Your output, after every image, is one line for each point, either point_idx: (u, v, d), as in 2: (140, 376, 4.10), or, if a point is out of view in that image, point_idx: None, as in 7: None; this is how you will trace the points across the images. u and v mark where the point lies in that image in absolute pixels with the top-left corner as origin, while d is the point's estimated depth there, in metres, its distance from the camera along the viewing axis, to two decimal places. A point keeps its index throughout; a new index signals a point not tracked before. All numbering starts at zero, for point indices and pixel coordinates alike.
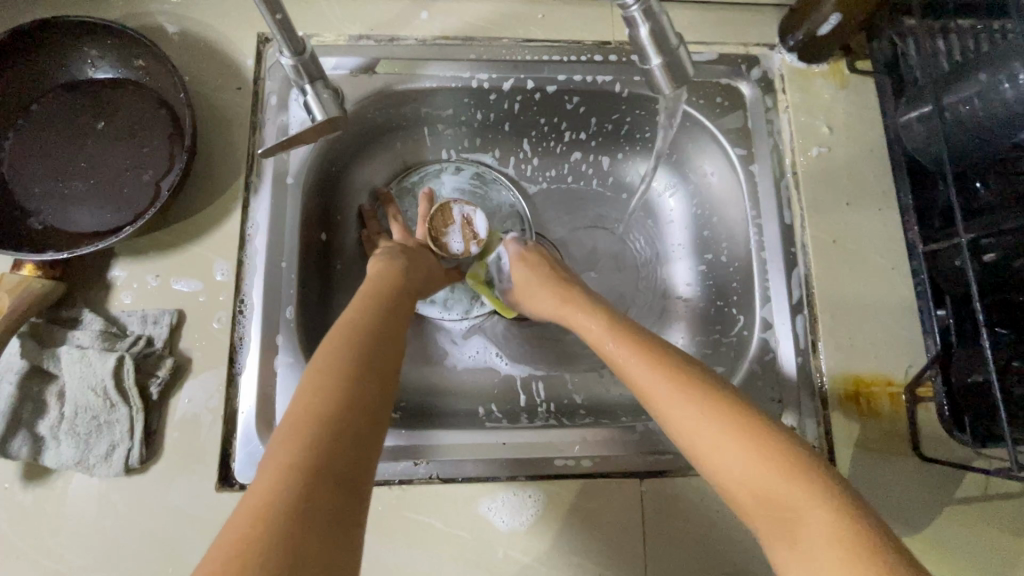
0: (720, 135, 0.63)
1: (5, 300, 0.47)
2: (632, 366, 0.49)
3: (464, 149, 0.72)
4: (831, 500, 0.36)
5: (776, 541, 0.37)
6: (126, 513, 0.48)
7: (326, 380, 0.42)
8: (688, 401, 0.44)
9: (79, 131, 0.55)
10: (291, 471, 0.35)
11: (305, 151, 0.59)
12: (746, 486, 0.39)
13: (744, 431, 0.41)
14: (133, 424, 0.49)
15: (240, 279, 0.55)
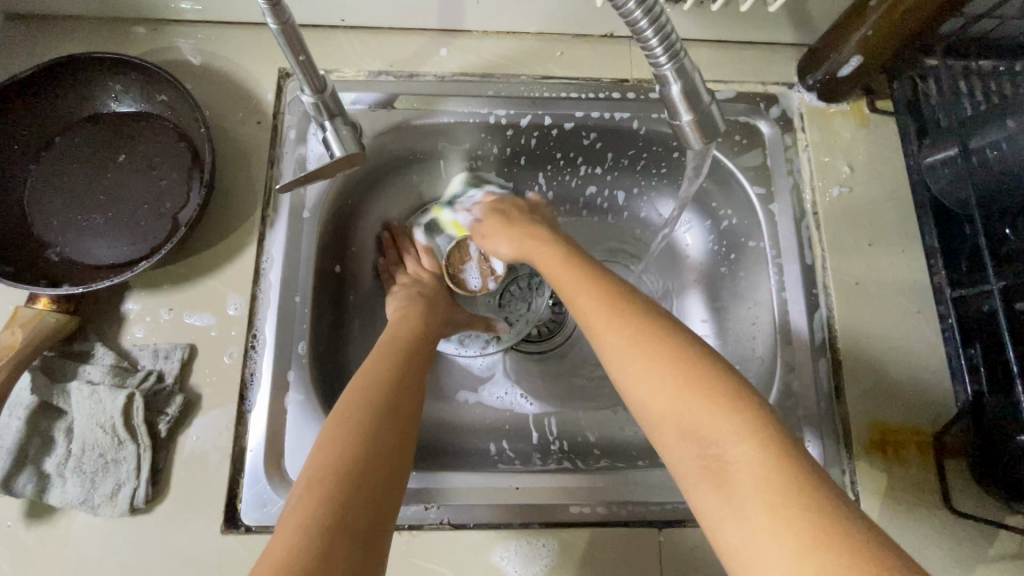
0: (739, 173, 0.62)
1: (18, 335, 0.46)
2: (582, 288, 0.47)
3: (480, 182, 0.72)
4: (766, 442, 0.35)
5: (703, 483, 0.35)
6: (130, 554, 0.47)
7: (345, 427, 0.42)
8: (629, 337, 0.41)
9: (99, 163, 0.56)
10: (309, 530, 0.35)
11: (322, 185, 0.59)
12: (675, 423, 0.37)
13: (686, 372, 0.39)
14: (140, 463, 0.48)
15: (253, 314, 0.54)
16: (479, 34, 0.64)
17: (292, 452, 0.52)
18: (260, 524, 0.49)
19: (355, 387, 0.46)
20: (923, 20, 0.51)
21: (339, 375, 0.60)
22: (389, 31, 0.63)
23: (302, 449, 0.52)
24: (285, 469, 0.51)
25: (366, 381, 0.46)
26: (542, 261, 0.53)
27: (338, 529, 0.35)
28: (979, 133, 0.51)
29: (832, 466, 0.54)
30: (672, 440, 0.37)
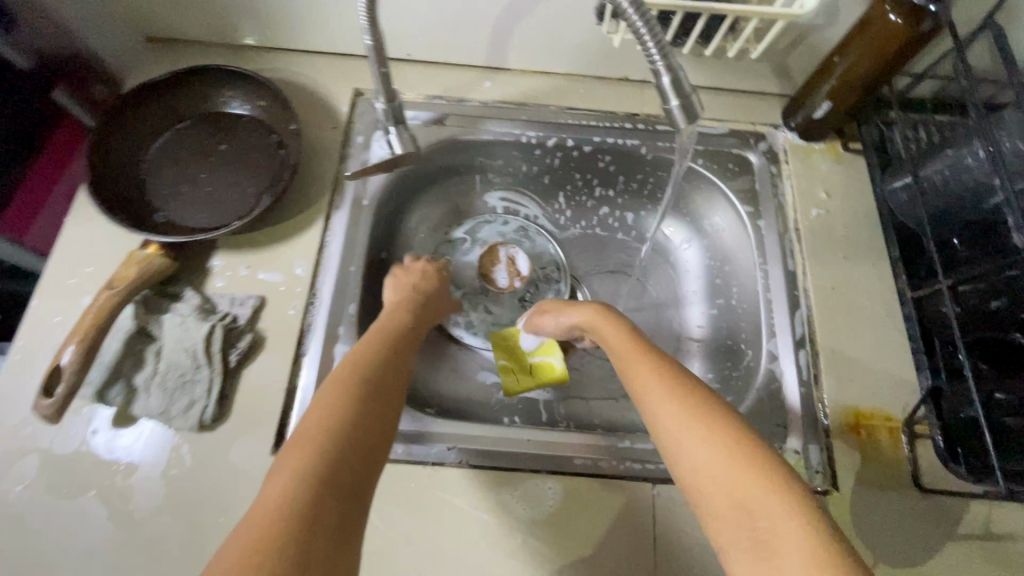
0: (732, 194, 0.73)
1: (132, 270, 0.57)
2: (644, 375, 0.52)
3: (510, 200, 0.85)
4: (812, 528, 0.38)
5: (747, 558, 0.38)
6: (193, 462, 0.55)
7: (339, 402, 0.46)
8: (688, 424, 0.46)
9: (204, 150, 0.69)
10: (306, 481, 0.38)
11: (379, 181, 0.71)
12: (726, 501, 0.41)
13: (741, 458, 0.42)
14: (212, 385, 0.56)
15: (314, 277, 0.64)
16: (517, 73, 0.78)
17: None
18: None
19: (343, 372, 0.50)
20: (876, 73, 0.63)
21: None
22: (445, 65, 0.77)
23: None
24: None
25: (355, 367, 0.51)
26: (613, 348, 0.58)
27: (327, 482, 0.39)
28: (927, 163, 0.62)
29: (811, 443, 0.60)
30: (721, 521, 0.41)
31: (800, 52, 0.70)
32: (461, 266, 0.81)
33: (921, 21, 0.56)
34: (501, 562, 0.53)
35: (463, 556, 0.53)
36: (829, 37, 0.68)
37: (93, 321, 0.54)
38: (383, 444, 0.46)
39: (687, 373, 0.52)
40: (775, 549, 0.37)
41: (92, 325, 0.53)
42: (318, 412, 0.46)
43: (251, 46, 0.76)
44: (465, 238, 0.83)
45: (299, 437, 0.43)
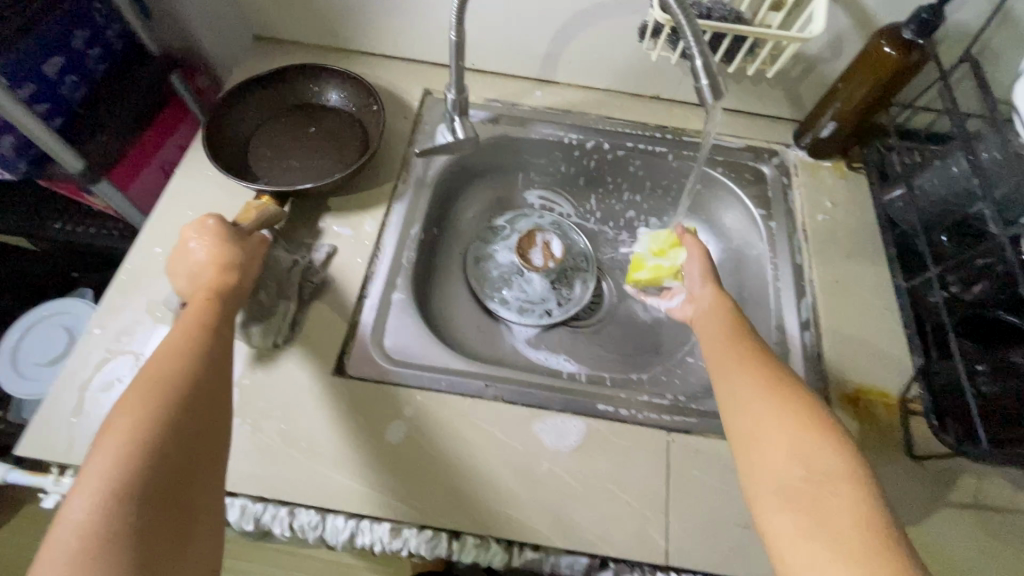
0: (746, 199, 0.83)
1: (253, 215, 0.64)
2: (743, 351, 0.55)
3: (546, 198, 0.95)
4: (860, 488, 0.43)
5: (786, 507, 0.43)
6: (266, 374, 0.63)
7: (131, 401, 0.43)
8: (765, 395, 0.50)
9: (302, 135, 0.81)
10: (111, 493, 0.38)
11: (440, 164, 0.82)
12: (783, 459, 0.46)
13: (812, 429, 0.47)
14: (287, 311, 0.66)
15: (380, 234, 0.74)
16: (563, 86, 0.90)
17: (391, 332, 0.68)
18: (359, 375, 0.64)
19: (156, 361, 0.47)
20: (874, 97, 0.73)
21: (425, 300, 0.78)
22: (502, 75, 0.90)
23: (398, 331, 0.69)
24: (384, 342, 0.67)
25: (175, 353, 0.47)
26: (702, 321, 0.62)
27: (130, 492, 0.39)
28: (919, 174, 0.71)
29: None
30: (767, 477, 0.46)
31: (810, 81, 0.81)
32: (500, 250, 0.90)
33: (911, 53, 0.67)
34: (528, 484, 0.60)
35: (495, 476, 0.60)
36: (834, 70, 0.79)
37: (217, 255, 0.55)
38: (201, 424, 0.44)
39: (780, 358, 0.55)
40: (819, 501, 0.42)
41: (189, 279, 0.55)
42: (123, 406, 0.43)
43: (341, 48, 0.89)
44: (504, 227, 0.92)
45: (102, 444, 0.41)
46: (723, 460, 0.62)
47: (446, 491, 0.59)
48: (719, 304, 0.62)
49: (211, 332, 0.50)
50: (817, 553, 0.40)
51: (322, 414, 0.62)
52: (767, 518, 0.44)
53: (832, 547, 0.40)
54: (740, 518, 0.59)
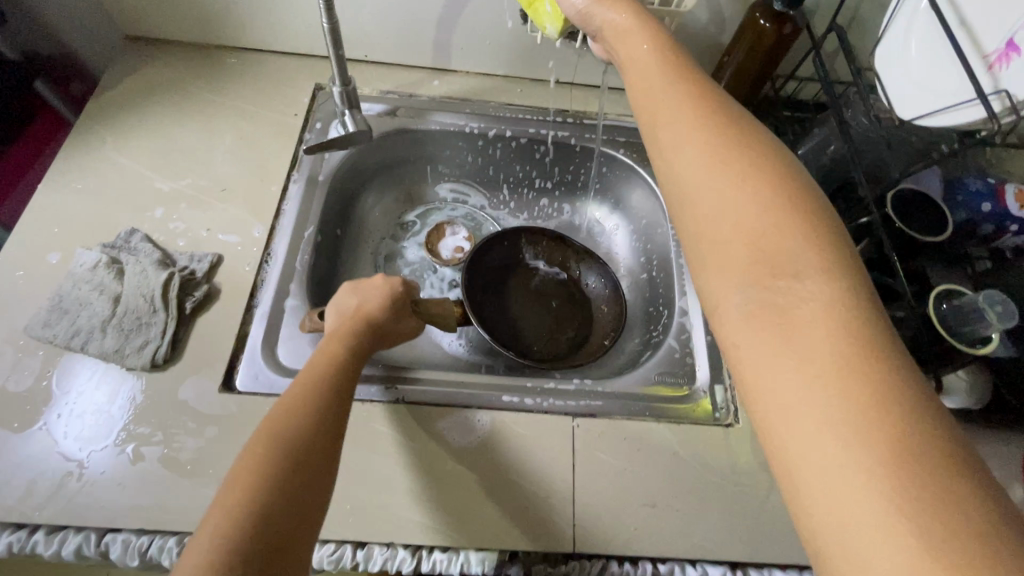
0: (649, 178, 0.83)
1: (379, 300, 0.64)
2: (706, 139, 0.41)
3: (457, 190, 0.93)
4: (841, 290, 0.33)
5: (760, 325, 0.34)
6: (145, 398, 0.59)
7: (252, 461, 0.42)
8: (741, 198, 0.38)
9: (542, 306, 0.85)
10: (212, 554, 0.36)
11: (335, 160, 0.78)
12: (753, 270, 0.36)
13: (788, 225, 0.36)
14: (166, 327, 0.61)
15: (270, 239, 0.70)
16: (463, 74, 0.88)
17: (285, 341, 0.65)
18: (249, 390, 0.61)
19: (270, 422, 0.46)
20: (758, 70, 0.74)
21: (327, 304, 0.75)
22: (398, 66, 0.87)
23: (292, 339, 0.66)
24: (277, 353, 0.64)
25: (281, 412, 0.47)
26: (645, 109, 0.46)
27: (242, 553, 0.37)
28: (803, 143, 0.72)
29: (715, 384, 0.68)
30: (730, 287, 0.37)
31: (701, 58, 0.82)
32: (409, 246, 0.88)
33: (784, 24, 0.68)
34: (433, 485, 0.58)
35: (398, 479, 0.58)
36: (722, 45, 0.80)
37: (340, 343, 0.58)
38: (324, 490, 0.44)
39: (766, 136, 0.41)
40: (794, 313, 0.33)
41: (346, 316, 0.61)
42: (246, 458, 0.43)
43: (222, 46, 0.84)
44: (415, 222, 0.91)
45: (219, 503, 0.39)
46: (628, 440, 0.63)
47: (346, 500, 0.56)
48: (665, 67, 0.46)
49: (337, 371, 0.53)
50: (790, 376, 0.31)
51: (208, 434, 0.58)
52: (735, 344, 0.35)
53: (806, 366, 0.31)
54: (646, 497, 0.60)
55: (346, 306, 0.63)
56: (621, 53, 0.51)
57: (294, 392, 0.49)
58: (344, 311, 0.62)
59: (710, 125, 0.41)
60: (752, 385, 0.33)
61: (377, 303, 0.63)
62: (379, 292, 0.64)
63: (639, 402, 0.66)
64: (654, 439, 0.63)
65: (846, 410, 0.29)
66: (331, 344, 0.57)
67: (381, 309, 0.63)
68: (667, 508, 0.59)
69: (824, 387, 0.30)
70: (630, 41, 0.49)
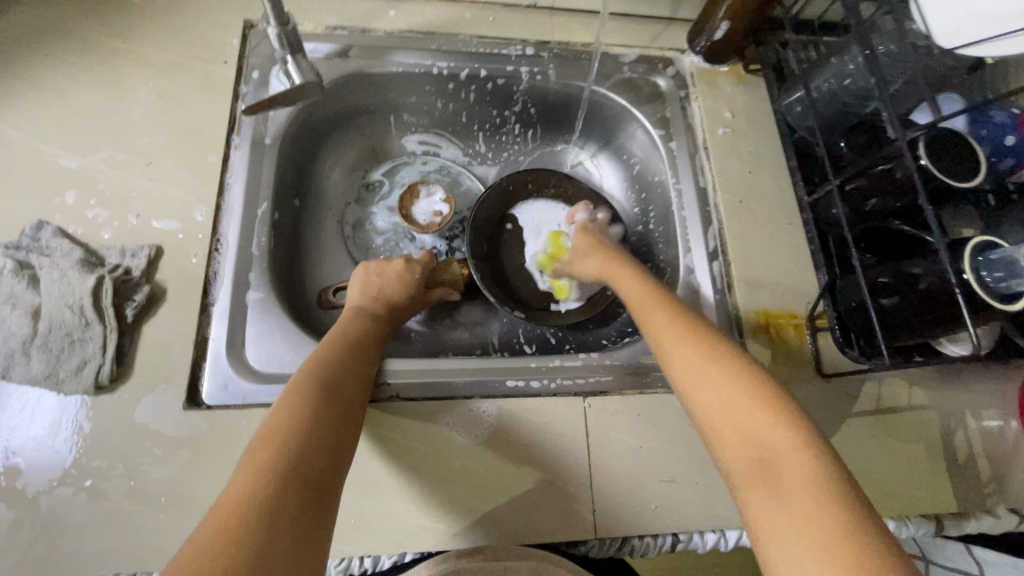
0: (645, 120, 0.75)
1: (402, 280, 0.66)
2: (675, 330, 0.56)
3: (426, 140, 0.82)
4: (812, 455, 0.42)
5: (756, 487, 0.43)
6: (95, 427, 0.50)
7: (295, 401, 0.46)
8: (716, 378, 0.50)
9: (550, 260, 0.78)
10: (260, 470, 0.38)
11: (282, 117, 0.66)
12: (731, 437, 0.47)
13: (761, 403, 0.46)
14: (105, 342, 0.51)
15: (217, 221, 0.59)
16: (422, 1, 0.74)
17: (252, 342, 0.57)
18: (220, 402, 0.53)
19: (309, 372, 0.50)
20: None
21: (295, 289, 0.66)
22: None
23: (261, 339, 0.57)
24: (245, 356, 0.56)
25: (316, 367, 0.50)
26: (628, 302, 0.62)
27: (291, 473, 0.39)
28: (819, 73, 0.64)
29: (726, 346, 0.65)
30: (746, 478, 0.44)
31: None
32: (379, 211, 0.79)
33: None
34: (442, 487, 0.54)
35: (404, 485, 0.54)
36: None
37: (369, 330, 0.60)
38: (352, 440, 0.46)
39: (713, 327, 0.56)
40: (781, 480, 0.41)
41: (370, 299, 0.63)
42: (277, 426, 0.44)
43: None
44: (383, 180, 0.81)
45: (267, 432, 0.42)
46: (643, 415, 0.60)
47: (350, 514, 0.52)
48: (659, 317, 0.58)
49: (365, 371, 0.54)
50: (796, 546, 0.38)
51: (180, 460, 0.51)
52: (744, 505, 0.43)
53: (806, 529, 0.38)
54: (665, 473, 0.58)
55: (370, 288, 0.64)
56: (616, 283, 0.65)
57: (325, 352, 0.53)
58: (367, 292, 0.64)
59: (682, 321, 0.56)
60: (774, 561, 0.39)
61: (399, 288, 0.65)
62: (399, 275, 0.66)
63: (650, 373, 0.62)
64: (669, 411, 0.60)
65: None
66: (356, 315, 0.60)
67: (401, 294, 0.65)
68: (687, 482, 0.58)
69: (816, 550, 0.37)
70: (619, 269, 0.65)
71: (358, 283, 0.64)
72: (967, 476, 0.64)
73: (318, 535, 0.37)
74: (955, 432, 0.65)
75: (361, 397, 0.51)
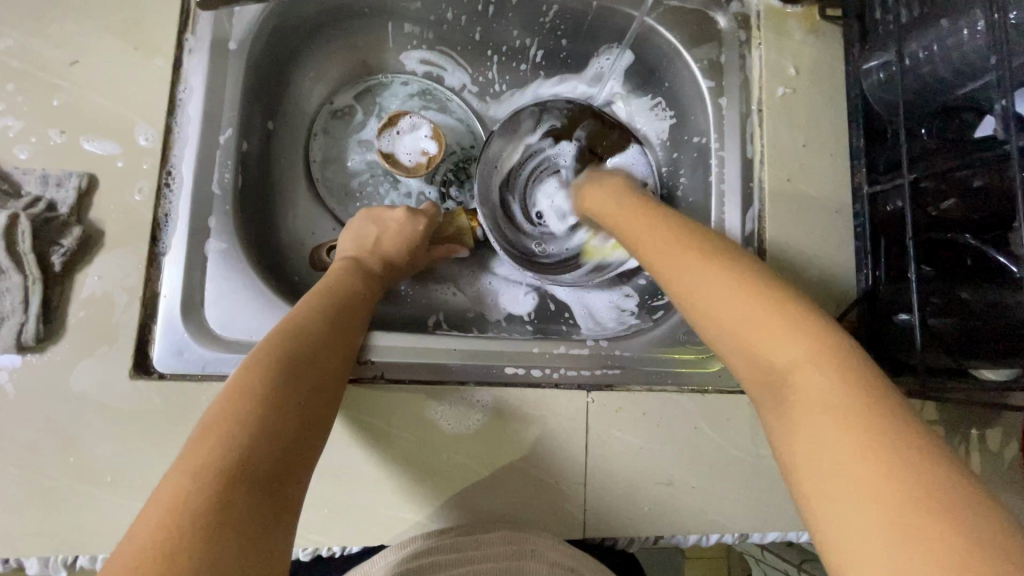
0: (692, 65, 0.63)
1: (405, 230, 0.59)
2: (674, 253, 0.46)
3: (408, 57, 0.68)
4: (842, 378, 0.34)
5: (772, 411, 0.37)
6: (20, 393, 0.43)
7: (255, 373, 0.38)
8: (724, 304, 0.41)
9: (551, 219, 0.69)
10: (200, 471, 0.30)
11: (251, 16, 0.53)
12: (760, 370, 0.38)
13: (802, 334, 0.37)
14: (27, 295, 0.42)
15: (167, 148, 0.48)
16: None
17: (213, 302, 0.48)
18: (174, 372, 0.46)
19: (277, 335, 0.42)
20: None
21: (266, 234, 0.56)
22: None
23: (224, 299, 0.49)
24: (205, 319, 0.48)
25: (282, 339, 0.42)
26: (621, 231, 0.53)
27: (240, 476, 0.31)
28: (917, 37, 0.52)
29: None
30: (782, 417, 0.35)
31: None
32: (352, 146, 0.66)
33: None
34: (429, 478, 0.50)
35: (385, 473, 0.49)
36: None
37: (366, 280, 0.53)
38: (321, 426, 0.39)
39: (717, 235, 0.47)
40: (801, 404, 0.34)
41: (366, 251, 0.56)
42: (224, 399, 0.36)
43: None
44: (354, 107, 0.66)
45: (211, 421, 0.34)
46: (649, 415, 0.55)
47: (323, 503, 0.48)
48: (659, 234, 0.48)
49: (343, 335, 0.46)
50: (837, 482, 0.30)
51: (124, 438, 0.44)
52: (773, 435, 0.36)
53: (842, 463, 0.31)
54: (662, 475, 0.54)
55: (365, 237, 0.57)
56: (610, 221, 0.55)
57: (296, 320, 0.44)
58: (361, 244, 0.57)
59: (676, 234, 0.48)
60: (814, 521, 0.31)
61: (399, 241, 0.58)
62: (400, 227, 0.59)
63: (660, 367, 0.57)
64: (676, 412, 0.55)
65: (913, 548, 0.27)
66: (340, 273, 0.52)
67: (400, 249, 0.58)
68: (684, 485, 0.54)
69: (858, 491, 0.29)
70: (592, 192, 0.59)
71: (354, 228, 0.58)
72: None
73: (268, 548, 0.30)
74: (962, 450, 0.61)
75: (338, 370, 0.44)
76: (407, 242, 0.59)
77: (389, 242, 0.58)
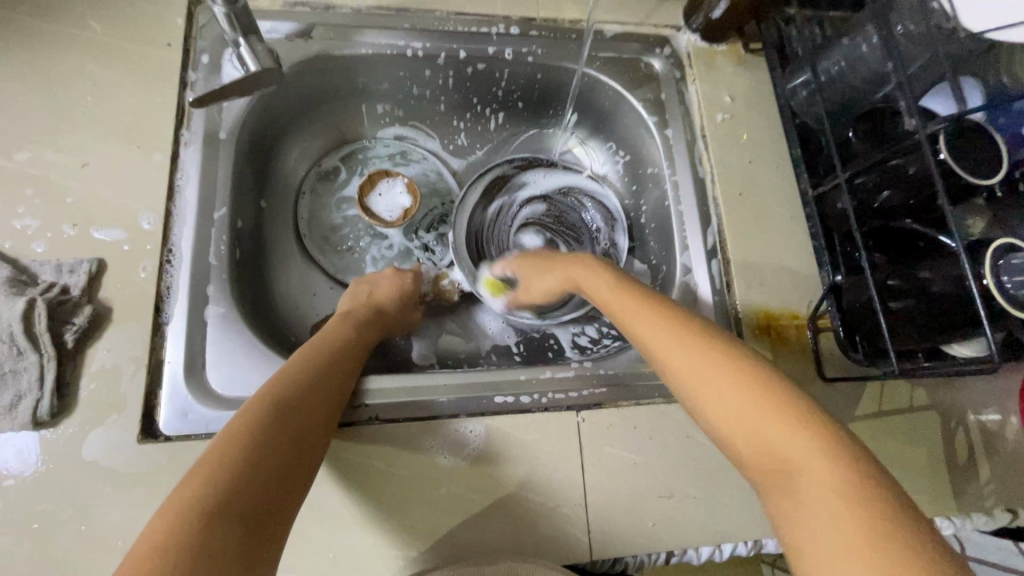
0: (638, 104, 0.70)
1: (393, 285, 0.64)
2: (645, 313, 0.47)
3: (382, 128, 0.75)
4: (820, 440, 0.35)
5: (762, 478, 0.36)
6: (34, 467, 0.45)
7: (243, 421, 0.41)
8: (695, 366, 0.42)
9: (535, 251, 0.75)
10: (180, 512, 0.34)
11: (237, 109, 0.60)
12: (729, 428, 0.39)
13: (760, 391, 0.38)
14: (43, 373, 0.46)
15: (168, 230, 0.53)
16: None
17: (214, 364, 0.52)
18: (180, 433, 0.48)
19: (270, 383, 0.46)
20: None
21: (260, 298, 0.60)
22: None
23: (223, 360, 0.52)
24: (206, 379, 0.51)
25: (272, 385, 0.45)
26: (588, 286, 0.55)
27: (222, 510, 0.34)
28: (826, 57, 0.58)
29: None
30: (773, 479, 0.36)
31: None
32: (336, 206, 0.73)
33: None
34: (428, 514, 0.51)
35: (386, 513, 0.50)
36: None
37: (371, 325, 0.59)
38: (303, 472, 0.42)
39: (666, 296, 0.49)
40: (785, 464, 0.35)
41: (359, 303, 0.61)
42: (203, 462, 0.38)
43: None
44: (340, 176, 0.74)
45: (196, 469, 0.37)
46: (639, 429, 0.56)
47: (328, 548, 0.49)
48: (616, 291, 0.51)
49: (331, 380, 0.49)
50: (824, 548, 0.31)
51: (134, 499, 0.45)
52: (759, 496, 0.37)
53: (826, 516, 0.31)
54: (662, 488, 0.54)
55: (357, 295, 0.62)
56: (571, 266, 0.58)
57: (286, 370, 0.47)
58: (356, 298, 0.62)
59: (641, 291, 0.49)
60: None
61: (390, 294, 0.63)
62: (389, 282, 0.64)
63: (646, 381, 0.59)
64: (666, 423, 0.57)
65: None
66: (334, 324, 0.56)
67: (391, 298, 0.63)
68: (685, 496, 0.54)
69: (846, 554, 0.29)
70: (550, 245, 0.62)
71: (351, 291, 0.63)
72: (969, 477, 0.60)
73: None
74: (958, 433, 0.62)
75: (322, 417, 0.46)
76: (394, 297, 0.63)
77: (381, 297, 0.62)
